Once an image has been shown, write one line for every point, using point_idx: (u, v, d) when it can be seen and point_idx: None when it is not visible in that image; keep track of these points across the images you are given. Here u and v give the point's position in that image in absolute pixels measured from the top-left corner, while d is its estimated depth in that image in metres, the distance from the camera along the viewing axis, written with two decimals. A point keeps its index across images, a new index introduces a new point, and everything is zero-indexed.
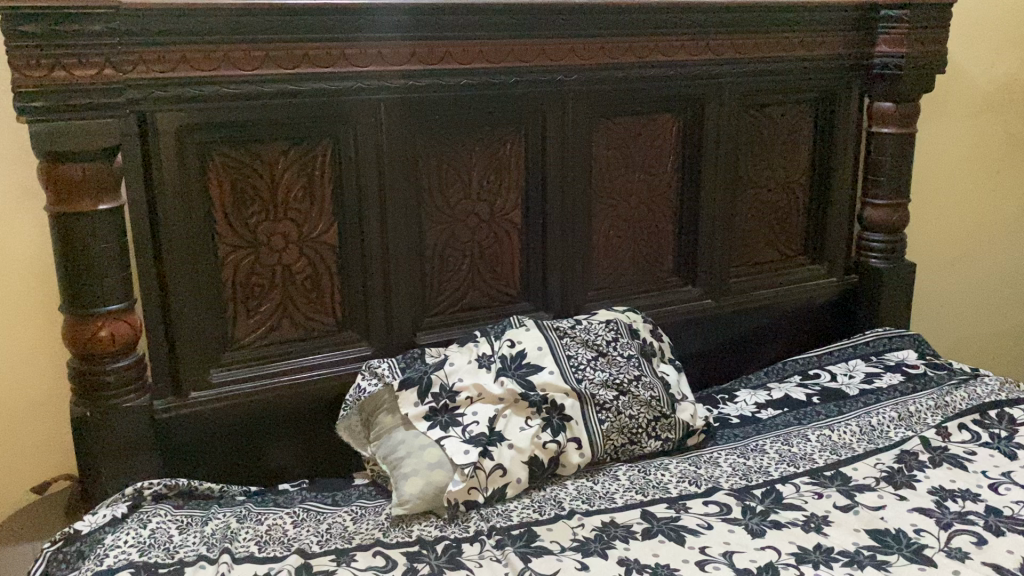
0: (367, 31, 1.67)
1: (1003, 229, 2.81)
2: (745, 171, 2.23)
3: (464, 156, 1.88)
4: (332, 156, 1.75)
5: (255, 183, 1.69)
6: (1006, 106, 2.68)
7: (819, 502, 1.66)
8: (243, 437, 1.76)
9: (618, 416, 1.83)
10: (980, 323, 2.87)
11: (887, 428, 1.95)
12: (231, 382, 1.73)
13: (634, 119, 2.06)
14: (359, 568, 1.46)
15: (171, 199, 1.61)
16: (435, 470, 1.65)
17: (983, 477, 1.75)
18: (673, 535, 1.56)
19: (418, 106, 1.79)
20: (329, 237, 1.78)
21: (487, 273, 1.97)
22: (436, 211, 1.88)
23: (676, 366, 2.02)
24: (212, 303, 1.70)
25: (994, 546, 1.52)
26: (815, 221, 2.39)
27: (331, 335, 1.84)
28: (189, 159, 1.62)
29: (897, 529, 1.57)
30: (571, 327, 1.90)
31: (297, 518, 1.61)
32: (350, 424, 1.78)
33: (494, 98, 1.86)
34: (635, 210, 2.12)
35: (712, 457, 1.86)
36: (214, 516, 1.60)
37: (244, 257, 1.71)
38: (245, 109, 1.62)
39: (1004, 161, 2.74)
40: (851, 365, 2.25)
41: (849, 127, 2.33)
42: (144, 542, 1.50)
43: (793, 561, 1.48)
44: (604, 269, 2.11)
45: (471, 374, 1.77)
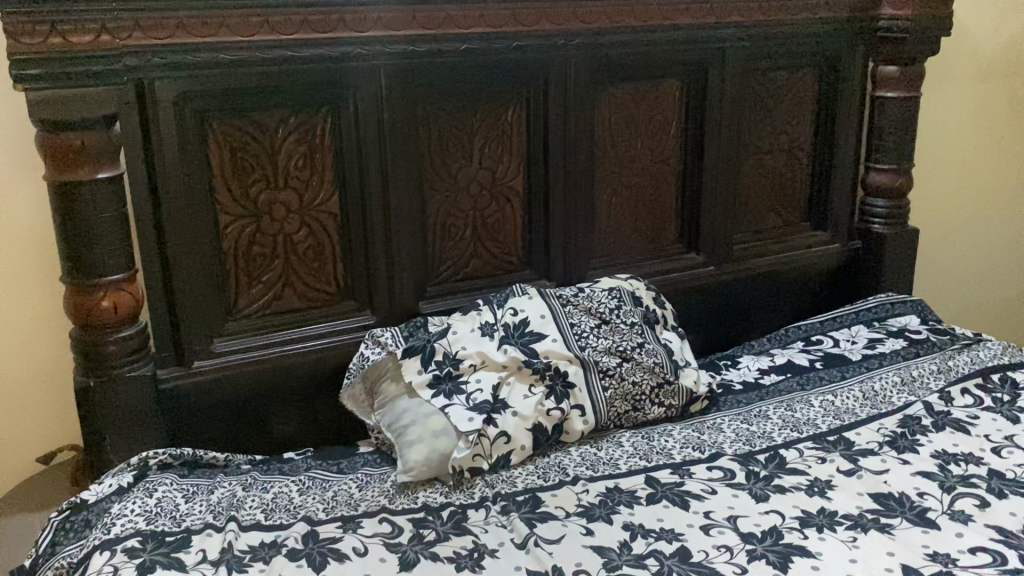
0: None
1: (1007, 194, 2.80)
2: (749, 137, 2.22)
3: (466, 123, 1.87)
4: (333, 124, 1.73)
5: (255, 151, 1.67)
6: (1011, 69, 2.66)
7: (822, 466, 1.67)
8: (247, 406, 1.76)
9: (621, 383, 1.83)
10: (983, 289, 2.87)
11: (889, 393, 1.95)
12: (234, 351, 1.73)
13: (637, 85, 2.04)
14: (365, 534, 1.47)
15: (171, 169, 1.59)
16: (440, 437, 1.66)
17: (985, 440, 1.75)
18: (677, 500, 1.56)
19: (419, 72, 1.77)
20: (330, 206, 1.77)
21: (489, 241, 1.96)
22: (438, 179, 1.86)
23: (678, 333, 2.01)
24: (215, 272, 1.69)
25: (996, 508, 1.53)
26: (818, 187, 2.38)
27: (334, 304, 1.84)
28: (188, 128, 1.60)
29: (900, 492, 1.58)
30: (574, 295, 1.90)
31: (303, 486, 1.62)
32: (354, 392, 1.78)
33: (496, 63, 1.84)
34: (638, 176, 2.10)
35: (715, 422, 1.86)
36: (220, 484, 1.61)
37: (246, 226, 1.70)
38: (244, 76, 1.61)
39: (1009, 125, 2.72)
40: (854, 331, 2.25)
41: (853, 91, 2.31)
42: (150, 510, 1.51)
43: (797, 525, 1.49)
44: (607, 237, 2.10)
45: (475, 343, 1.77)
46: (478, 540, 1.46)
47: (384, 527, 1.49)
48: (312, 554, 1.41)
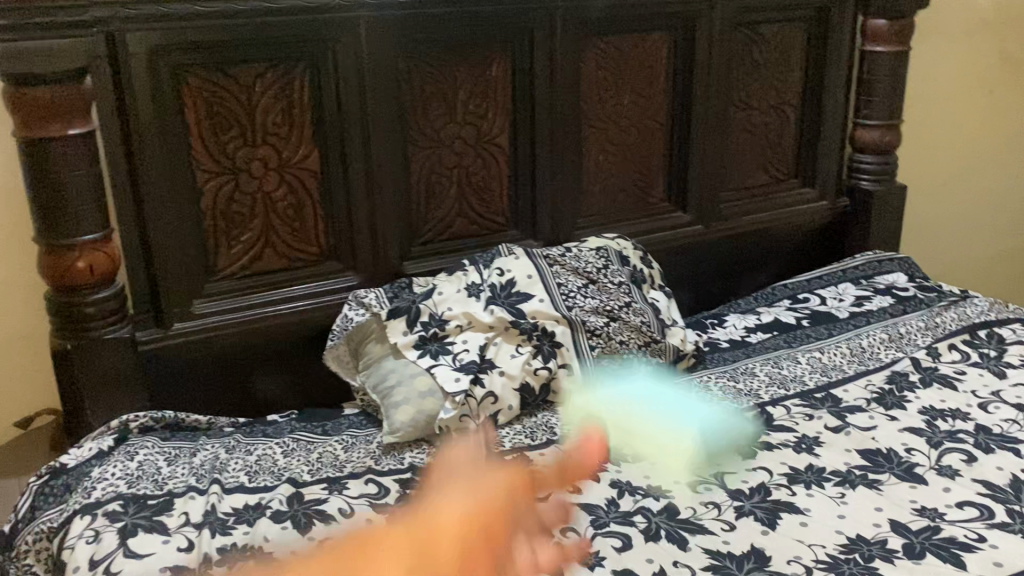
0: None
1: (997, 151, 2.78)
2: (737, 93, 2.18)
3: (450, 79, 1.82)
4: (312, 79, 1.69)
5: (232, 107, 1.63)
6: (1005, 23, 2.61)
7: (810, 423, 1.66)
8: (229, 367, 1.73)
9: (608, 342, 1.81)
10: (970, 247, 2.86)
11: (877, 350, 1.94)
12: (215, 313, 1.70)
13: (624, 39, 2.00)
14: (351, 495, 1.45)
15: (144, 125, 1.55)
16: (426, 399, 1.63)
17: (972, 396, 1.75)
18: (665, 457, 1.55)
19: (401, 24, 1.72)
20: (310, 163, 1.73)
21: (475, 200, 1.93)
22: (421, 136, 1.82)
23: (666, 292, 2.00)
24: (193, 232, 1.65)
25: (984, 463, 1.53)
26: (807, 144, 2.35)
27: (316, 264, 1.80)
28: (162, 83, 1.56)
29: (888, 448, 1.58)
30: (560, 255, 1.88)
31: (287, 448, 1.60)
32: (338, 354, 1.75)
33: (480, 16, 1.79)
34: (625, 133, 2.07)
35: (702, 380, 1.85)
36: (203, 447, 1.59)
37: (223, 185, 1.66)
38: (219, 29, 1.56)
39: (999, 80, 2.69)
40: (841, 289, 2.24)
41: (842, 46, 2.28)
42: (132, 474, 1.49)
43: (785, 482, 1.48)
44: (594, 195, 2.07)
45: (460, 303, 1.75)
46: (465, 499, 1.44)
47: (370, 488, 1.47)
48: (298, 515, 1.40)
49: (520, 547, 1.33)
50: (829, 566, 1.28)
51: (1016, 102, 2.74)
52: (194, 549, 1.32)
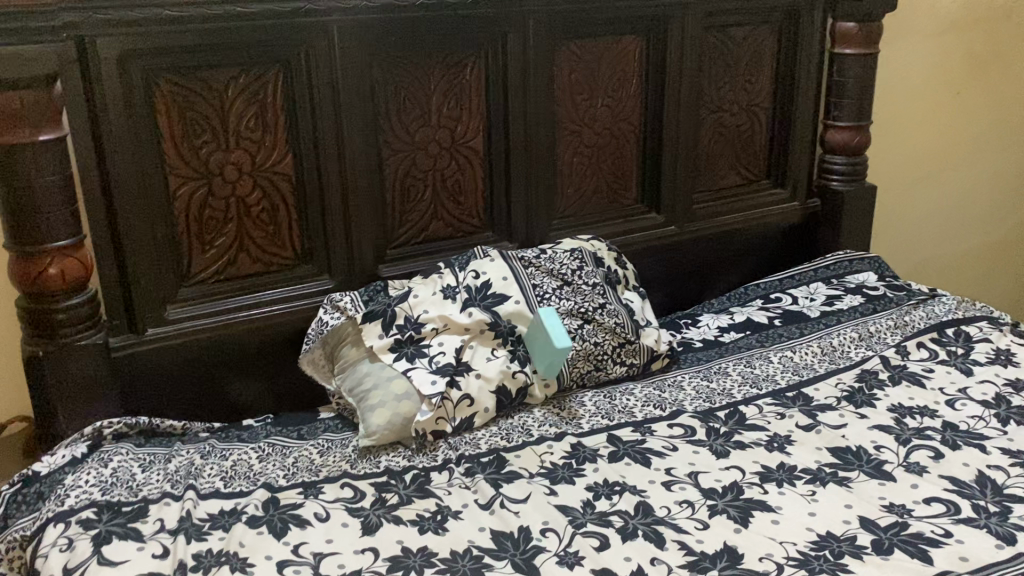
0: None
1: (962, 150, 2.83)
2: (709, 95, 2.20)
3: (423, 82, 1.83)
4: (285, 83, 1.69)
5: (205, 111, 1.62)
6: (969, 26, 2.66)
7: (781, 422, 1.69)
8: (204, 372, 1.73)
9: (583, 344, 1.83)
10: (938, 246, 2.91)
11: (847, 349, 1.98)
12: (189, 318, 1.70)
13: (597, 42, 2.01)
14: (328, 500, 1.46)
15: (116, 129, 1.54)
16: (402, 402, 1.64)
17: (940, 394, 1.78)
18: (639, 457, 1.57)
19: (375, 28, 1.73)
20: (284, 167, 1.73)
21: (449, 203, 1.93)
22: (396, 140, 1.83)
23: (640, 293, 2.02)
24: (165, 237, 1.65)
25: (950, 459, 1.56)
26: (778, 146, 2.38)
27: (291, 268, 1.80)
28: (134, 87, 1.55)
29: (858, 446, 1.60)
30: (536, 257, 1.89)
31: (263, 452, 1.60)
32: (313, 357, 1.75)
33: (453, 19, 1.80)
34: (599, 135, 2.08)
35: (676, 380, 1.87)
36: (178, 453, 1.58)
37: (196, 189, 1.65)
38: (190, 33, 1.55)
39: (964, 82, 2.74)
40: (813, 288, 2.27)
41: (812, 48, 2.31)
42: (106, 481, 1.48)
43: (758, 480, 1.50)
44: (568, 196, 2.08)
45: (437, 306, 1.76)
46: (442, 502, 1.45)
47: (346, 492, 1.48)
48: (274, 520, 1.40)
49: (496, 548, 1.34)
50: (801, 563, 1.30)
51: (980, 102, 2.80)
52: (170, 556, 1.31)
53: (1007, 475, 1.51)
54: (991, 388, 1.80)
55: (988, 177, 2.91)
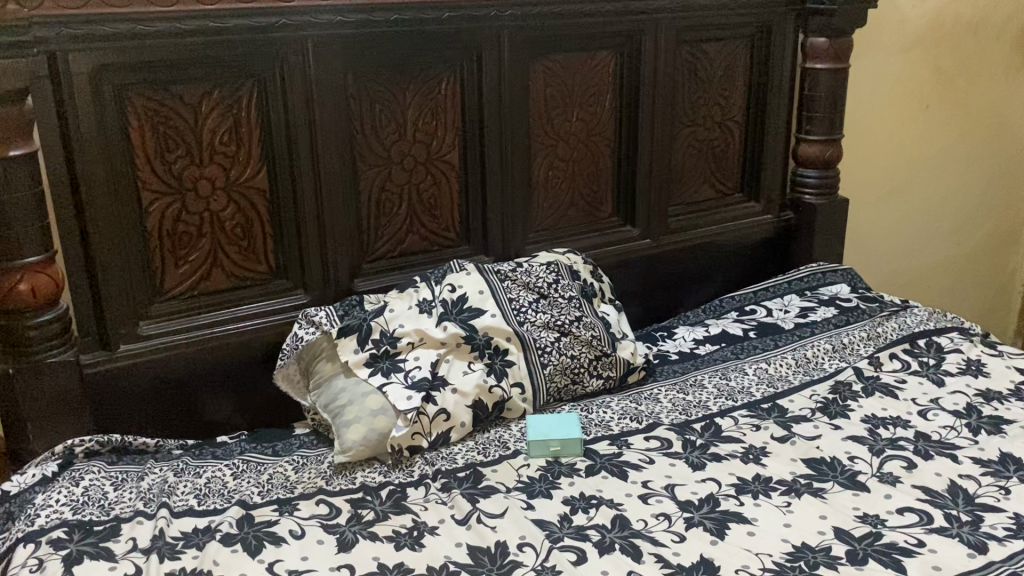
0: None
1: (931, 163, 2.88)
2: (683, 109, 2.22)
3: (399, 96, 1.83)
4: (259, 97, 1.68)
5: (178, 126, 1.61)
6: (936, 41, 2.71)
7: (757, 434, 1.70)
8: (177, 389, 1.71)
9: (560, 358, 1.82)
10: (910, 257, 2.95)
11: (821, 360, 1.99)
12: (162, 334, 1.68)
13: (571, 57, 2.03)
14: (303, 516, 1.44)
15: (88, 144, 1.53)
16: (378, 417, 1.63)
17: (912, 404, 1.80)
18: (616, 470, 1.57)
19: (350, 42, 1.73)
20: (258, 182, 1.72)
21: (425, 217, 1.93)
22: (371, 154, 1.83)
23: (616, 306, 2.02)
24: (138, 253, 1.63)
25: (923, 469, 1.57)
26: (751, 160, 2.40)
27: (266, 283, 1.79)
28: (105, 102, 1.54)
29: (832, 457, 1.62)
30: (512, 270, 1.89)
31: (237, 469, 1.59)
32: (288, 373, 1.74)
33: (428, 34, 1.81)
34: (574, 149, 2.10)
35: (653, 393, 1.88)
36: (150, 471, 1.57)
37: (170, 204, 1.64)
38: (163, 48, 1.55)
39: (933, 96, 2.79)
40: (787, 300, 2.29)
41: (783, 63, 2.33)
42: (77, 500, 1.46)
43: (733, 492, 1.51)
44: (544, 210, 2.09)
45: (413, 320, 1.75)
46: (418, 518, 1.45)
47: (321, 509, 1.47)
48: (248, 537, 1.39)
49: (473, 564, 1.33)
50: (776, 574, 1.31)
51: (947, 116, 2.85)
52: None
53: (979, 484, 1.53)
54: (962, 398, 1.82)
55: (955, 188, 2.97)
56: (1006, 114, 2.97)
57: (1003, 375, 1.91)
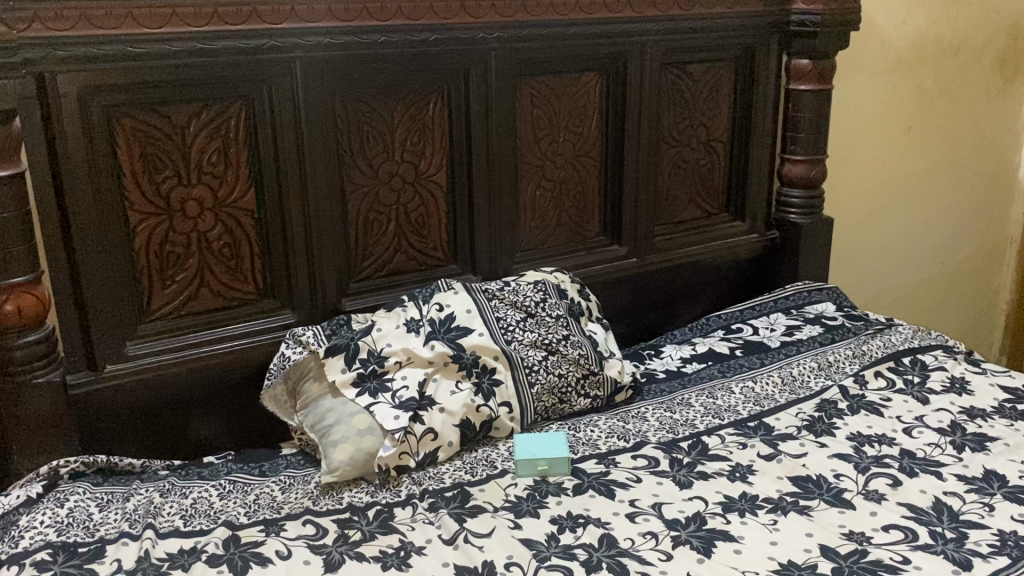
0: None
1: (914, 183, 2.91)
2: (668, 129, 2.25)
3: (386, 116, 1.84)
4: (247, 118, 1.69)
5: (166, 147, 1.62)
6: (917, 62, 2.75)
7: (743, 451, 1.70)
8: (163, 409, 1.71)
9: (547, 377, 1.83)
10: (895, 275, 2.98)
11: (807, 378, 2.00)
12: (148, 355, 1.68)
13: (557, 78, 2.05)
14: (289, 537, 1.44)
15: (75, 165, 1.53)
16: (365, 436, 1.63)
17: (897, 422, 1.81)
18: (603, 489, 1.57)
19: (339, 64, 1.74)
20: (246, 203, 1.73)
21: (413, 236, 1.94)
22: (359, 174, 1.84)
23: (603, 325, 2.03)
24: (125, 273, 1.63)
25: (908, 486, 1.58)
26: (736, 179, 2.43)
27: (253, 303, 1.80)
28: (93, 123, 1.54)
29: (818, 475, 1.62)
30: (499, 289, 1.90)
31: (223, 490, 1.58)
32: (275, 393, 1.74)
33: (415, 56, 1.82)
34: (561, 169, 2.11)
35: (640, 411, 1.88)
36: (136, 491, 1.56)
37: (157, 225, 1.65)
38: (151, 69, 1.56)
39: (915, 116, 2.82)
40: (773, 319, 2.30)
41: (767, 84, 2.36)
42: (62, 521, 1.46)
43: (720, 510, 1.51)
44: (531, 230, 2.10)
45: (400, 339, 1.76)
46: (405, 538, 1.44)
47: (308, 529, 1.46)
48: (234, 558, 1.38)
49: None
50: None
51: (929, 136, 2.88)
52: None
53: (963, 501, 1.54)
54: (946, 415, 1.83)
55: (938, 207, 3.00)
56: (988, 134, 3.02)
57: (987, 393, 1.93)
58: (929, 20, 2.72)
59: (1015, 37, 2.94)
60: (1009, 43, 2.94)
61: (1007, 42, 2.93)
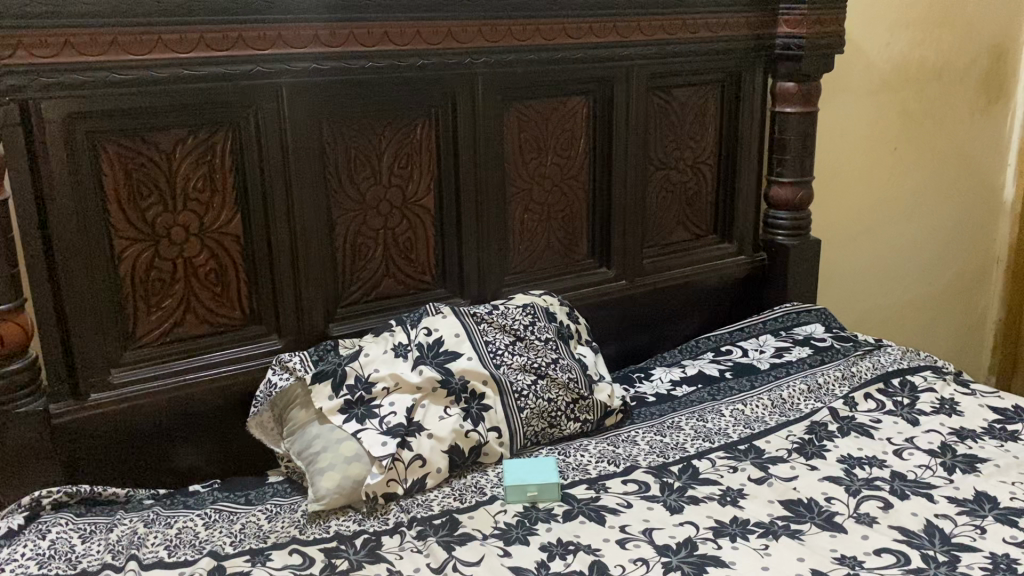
0: (279, 13, 1.64)
1: (900, 202, 2.92)
2: (656, 151, 2.25)
3: (374, 140, 1.84)
4: (234, 143, 1.69)
5: (152, 173, 1.61)
6: (901, 85, 2.78)
7: (733, 475, 1.69)
8: (148, 436, 1.69)
9: (536, 401, 1.82)
10: (882, 297, 2.98)
11: (797, 400, 2.00)
12: (133, 382, 1.66)
13: (544, 102, 2.05)
14: (275, 567, 1.42)
15: (60, 192, 1.52)
16: (352, 463, 1.61)
17: (887, 443, 1.81)
18: (594, 515, 1.56)
19: (326, 88, 1.74)
20: (232, 228, 1.72)
21: (401, 261, 1.93)
22: (346, 198, 1.83)
23: (592, 347, 2.04)
24: (110, 300, 1.62)
25: (899, 509, 1.57)
26: (724, 201, 2.43)
27: (239, 329, 1.78)
28: (78, 150, 1.54)
29: (809, 498, 1.61)
30: (488, 313, 1.90)
31: (209, 519, 1.56)
32: (261, 420, 1.73)
33: (403, 81, 1.83)
34: (549, 192, 2.11)
35: (630, 436, 1.87)
36: (120, 522, 1.54)
37: (143, 251, 1.63)
38: (137, 95, 1.55)
39: (900, 137, 2.84)
40: (762, 340, 2.30)
41: (753, 107, 2.38)
42: (43, 554, 1.44)
43: (711, 535, 1.50)
44: (519, 253, 2.10)
45: (388, 364, 1.75)
46: (393, 567, 1.42)
47: (294, 559, 1.44)
48: None
49: None
50: None
51: (915, 156, 2.91)
52: None
53: (955, 523, 1.53)
54: (936, 437, 1.83)
55: (925, 228, 3.02)
56: (973, 154, 3.04)
57: (976, 414, 1.93)
58: (912, 43, 2.75)
59: (997, 59, 2.98)
60: (992, 66, 2.97)
61: (990, 64, 2.96)
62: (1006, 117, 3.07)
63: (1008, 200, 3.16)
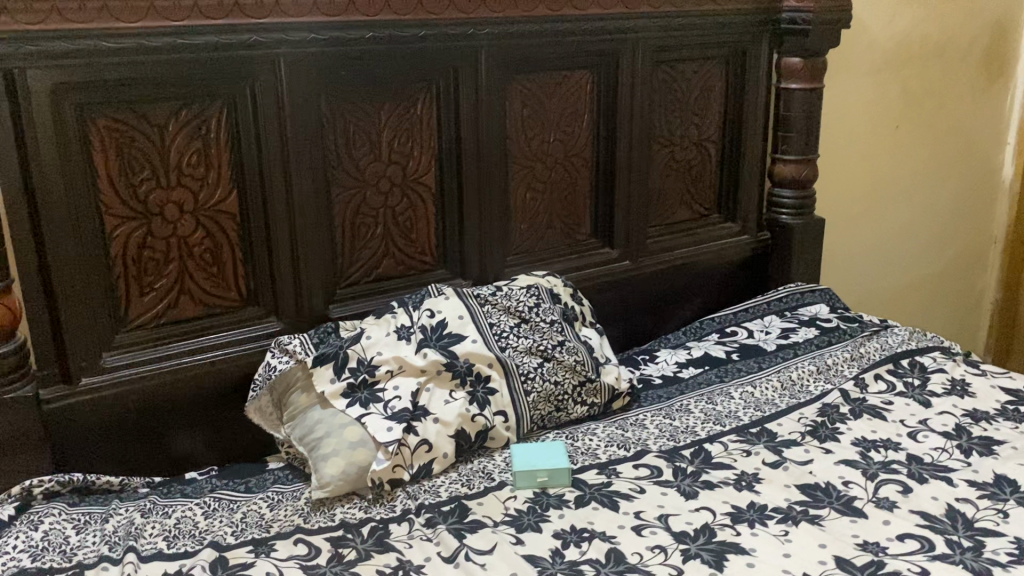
0: None
1: (901, 181, 2.89)
2: (660, 128, 2.20)
3: (374, 115, 1.77)
4: (229, 118, 1.62)
5: (144, 148, 1.54)
6: (904, 62, 2.74)
7: (747, 459, 1.65)
8: (143, 423, 1.63)
9: (543, 385, 1.77)
10: (881, 278, 2.95)
11: (806, 382, 1.96)
12: (126, 365, 1.60)
13: (548, 77, 1.99)
14: (280, 558, 1.36)
15: (48, 167, 1.45)
16: (356, 449, 1.56)
17: (901, 426, 1.78)
18: (607, 501, 1.52)
19: (324, 60, 1.67)
20: (228, 206, 1.65)
21: (402, 240, 1.87)
22: (346, 176, 1.76)
23: (598, 330, 1.98)
24: (101, 281, 1.55)
25: (918, 493, 1.54)
26: (727, 179, 2.38)
27: (236, 310, 1.71)
28: (66, 123, 1.46)
29: (826, 482, 1.58)
30: (491, 294, 1.84)
31: (208, 508, 1.50)
32: (260, 405, 1.66)
33: (404, 53, 1.76)
34: (552, 169, 2.06)
35: (638, 419, 1.83)
36: (116, 512, 1.48)
37: (135, 229, 1.56)
38: (128, 65, 1.48)
39: (902, 115, 2.80)
40: (767, 322, 2.26)
41: (758, 83, 2.32)
42: (36, 545, 1.38)
43: (729, 521, 1.46)
44: (521, 233, 2.04)
45: (391, 347, 1.69)
46: (403, 556, 1.37)
47: (300, 549, 1.39)
48: None
49: None
50: None
51: (916, 135, 2.87)
52: None
53: (976, 508, 1.50)
54: (950, 419, 1.80)
55: (924, 207, 2.99)
56: (973, 132, 3.01)
57: (988, 395, 1.90)
58: (916, 19, 2.71)
59: (999, 37, 2.94)
60: (994, 43, 2.93)
61: (992, 42, 2.93)
62: (1006, 95, 3.03)
63: (1007, 179, 3.13)
